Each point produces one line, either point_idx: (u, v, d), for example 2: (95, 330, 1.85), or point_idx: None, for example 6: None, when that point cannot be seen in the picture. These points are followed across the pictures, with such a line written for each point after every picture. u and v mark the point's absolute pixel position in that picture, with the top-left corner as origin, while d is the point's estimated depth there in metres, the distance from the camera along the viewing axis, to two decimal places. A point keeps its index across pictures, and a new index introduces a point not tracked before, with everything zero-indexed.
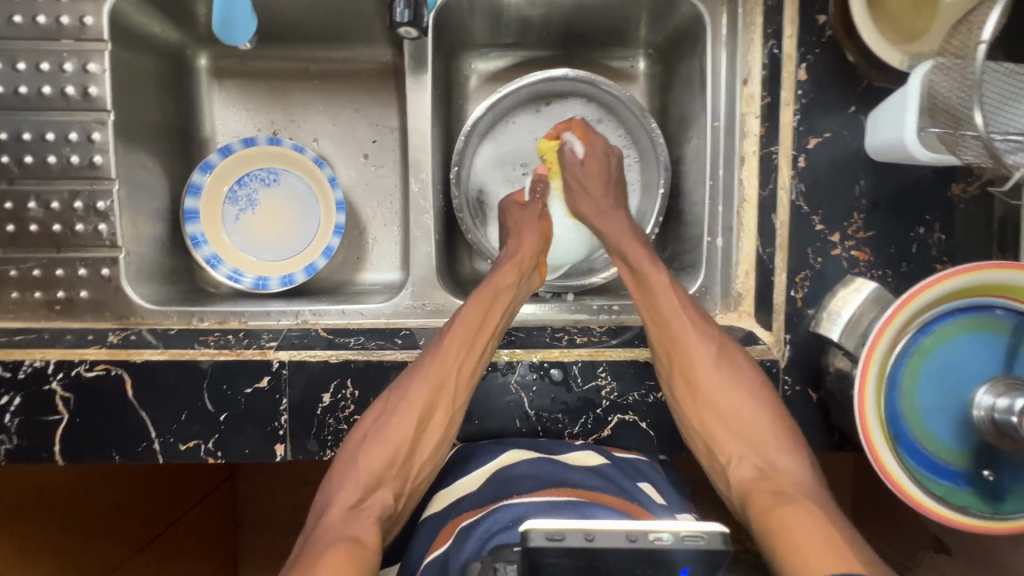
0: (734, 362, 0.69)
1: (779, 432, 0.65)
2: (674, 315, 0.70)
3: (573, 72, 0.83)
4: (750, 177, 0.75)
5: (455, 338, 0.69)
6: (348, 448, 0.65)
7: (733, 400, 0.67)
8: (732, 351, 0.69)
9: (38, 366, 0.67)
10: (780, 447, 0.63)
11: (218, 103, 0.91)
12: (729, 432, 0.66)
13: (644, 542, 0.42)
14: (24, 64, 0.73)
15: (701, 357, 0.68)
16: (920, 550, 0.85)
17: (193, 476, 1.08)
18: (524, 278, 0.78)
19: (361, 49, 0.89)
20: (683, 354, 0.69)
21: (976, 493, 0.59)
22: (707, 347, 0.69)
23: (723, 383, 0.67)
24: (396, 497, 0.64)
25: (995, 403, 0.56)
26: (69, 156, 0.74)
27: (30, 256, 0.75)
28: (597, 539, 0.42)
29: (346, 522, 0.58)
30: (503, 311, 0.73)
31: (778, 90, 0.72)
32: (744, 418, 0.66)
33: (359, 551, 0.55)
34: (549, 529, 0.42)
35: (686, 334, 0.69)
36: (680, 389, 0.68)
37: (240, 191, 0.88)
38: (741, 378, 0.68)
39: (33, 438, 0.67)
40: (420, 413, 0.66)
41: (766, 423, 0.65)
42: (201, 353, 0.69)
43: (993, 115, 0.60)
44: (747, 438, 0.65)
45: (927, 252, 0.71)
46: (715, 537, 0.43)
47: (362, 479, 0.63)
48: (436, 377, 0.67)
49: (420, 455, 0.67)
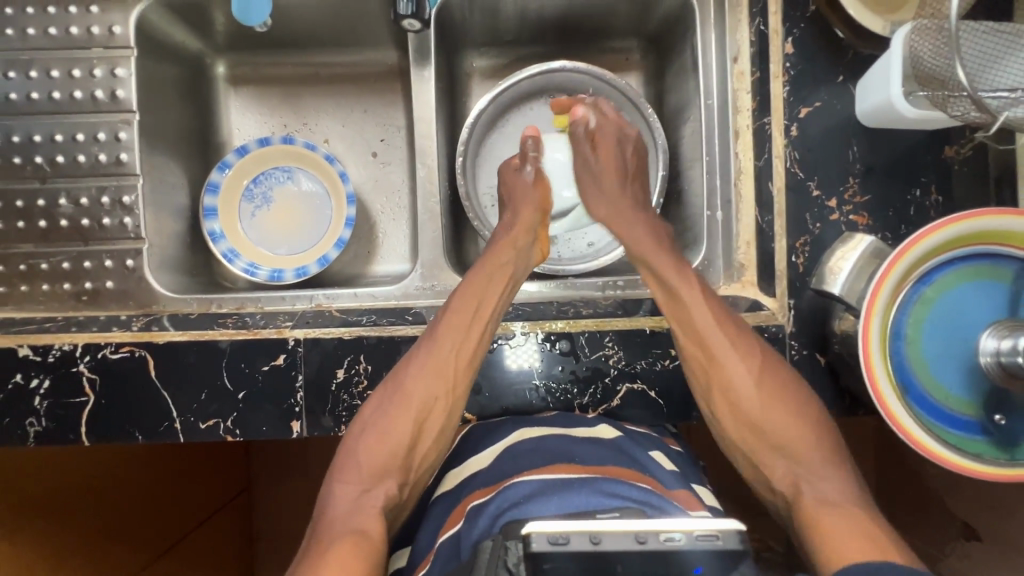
0: (777, 378, 0.68)
1: (821, 443, 0.65)
2: (710, 328, 0.69)
3: (571, 64, 0.86)
4: (745, 150, 0.78)
5: (450, 328, 0.70)
6: (348, 437, 0.67)
7: (782, 424, 0.66)
8: (773, 370, 0.68)
9: (66, 349, 0.71)
10: (826, 464, 0.64)
11: (234, 109, 0.96)
12: (772, 445, 0.67)
13: (655, 542, 0.41)
14: (57, 72, 0.79)
15: (741, 376, 0.68)
16: (949, 539, 0.83)
17: (217, 474, 1.08)
18: (519, 257, 0.78)
19: (369, 52, 0.94)
20: (721, 370, 0.68)
21: (990, 442, 0.59)
22: (747, 364, 0.68)
23: (767, 402, 0.67)
24: (401, 486, 0.66)
25: (999, 347, 0.57)
26: (97, 154, 0.80)
27: (60, 250, 0.80)
28: (604, 542, 0.41)
29: (353, 515, 0.61)
30: (500, 297, 0.74)
31: (766, 64, 0.75)
32: (790, 432, 0.66)
33: (365, 542, 0.57)
34: (551, 533, 0.41)
35: (727, 357, 0.68)
36: (724, 412, 0.68)
37: (255, 189, 0.92)
38: (785, 389, 0.67)
39: (61, 420, 0.70)
40: (419, 403, 0.67)
41: (812, 441, 0.65)
42: (221, 334, 0.72)
43: (985, 72, 0.60)
44: (788, 450, 0.66)
45: (925, 214, 0.72)
46: (730, 537, 0.41)
47: (365, 470, 0.64)
48: (435, 363, 0.68)
49: (422, 445, 0.68)
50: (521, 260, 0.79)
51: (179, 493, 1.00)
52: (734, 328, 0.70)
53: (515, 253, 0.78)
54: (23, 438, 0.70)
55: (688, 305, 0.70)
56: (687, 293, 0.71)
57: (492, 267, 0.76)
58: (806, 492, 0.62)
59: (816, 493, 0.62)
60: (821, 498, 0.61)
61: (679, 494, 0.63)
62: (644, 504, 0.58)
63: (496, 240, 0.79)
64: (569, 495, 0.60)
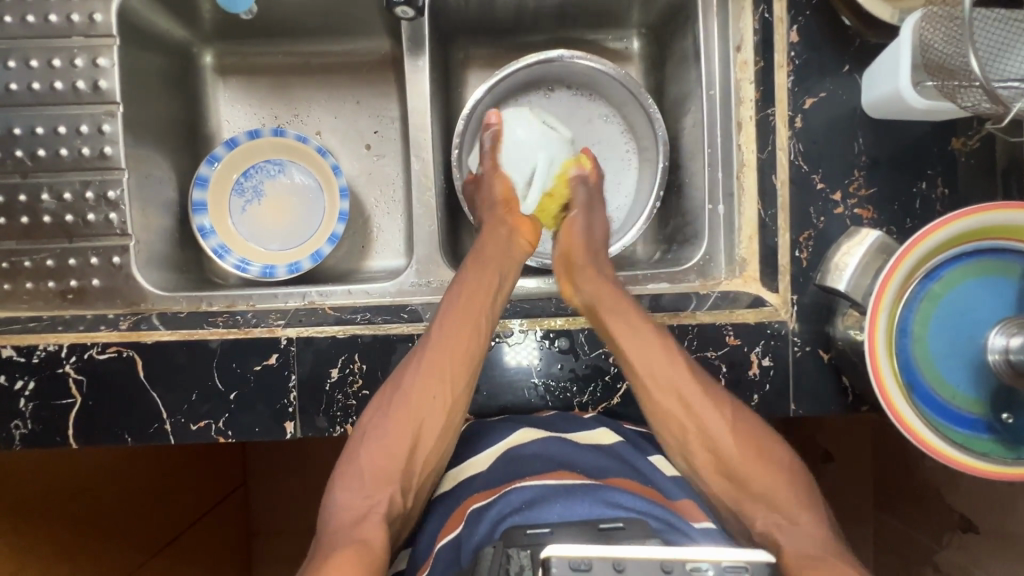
0: (751, 426, 0.62)
1: (798, 493, 0.59)
2: (686, 381, 0.63)
3: (568, 53, 0.84)
4: (748, 142, 0.75)
5: (443, 329, 0.67)
6: (350, 446, 0.64)
7: (757, 468, 0.60)
8: (741, 412, 0.63)
9: (51, 350, 0.69)
10: (803, 511, 0.57)
11: (223, 101, 0.93)
12: (752, 496, 0.59)
13: (682, 572, 0.39)
14: (36, 62, 0.76)
15: (720, 427, 0.61)
16: (947, 533, 0.83)
17: (210, 475, 1.07)
18: (508, 248, 0.74)
19: (361, 42, 0.92)
20: (698, 420, 0.62)
21: (997, 440, 0.58)
22: (720, 408, 0.62)
23: (745, 450, 0.61)
24: (405, 494, 0.62)
25: (1008, 344, 0.56)
26: (81, 148, 0.77)
27: (44, 247, 0.78)
28: (628, 570, 0.39)
29: (353, 526, 0.57)
30: (495, 288, 0.70)
31: (771, 53, 0.73)
32: (768, 482, 0.59)
33: (365, 552, 0.53)
34: (573, 558, 0.39)
35: (695, 399, 0.62)
36: (705, 465, 0.62)
37: (246, 183, 0.89)
38: (758, 438, 0.62)
39: (47, 422, 0.68)
40: (417, 404, 0.64)
41: (789, 486, 0.59)
42: (211, 333, 0.70)
43: (994, 62, 0.58)
44: (768, 498, 0.58)
45: (930, 207, 0.70)
46: (760, 568, 0.40)
47: (367, 478, 0.61)
48: (430, 363, 0.65)
49: (423, 449, 0.64)
50: (512, 258, 0.74)
51: (175, 492, 0.99)
52: (707, 379, 0.64)
53: (506, 246, 0.74)
54: (9, 441, 0.68)
55: (659, 351, 0.64)
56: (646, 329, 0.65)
57: (481, 267, 0.72)
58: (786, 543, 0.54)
59: (796, 547, 0.53)
60: (801, 551, 0.53)
61: (683, 505, 0.61)
62: (647, 515, 0.57)
63: (482, 239, 0.75)
64: (571, 502, 0.58)
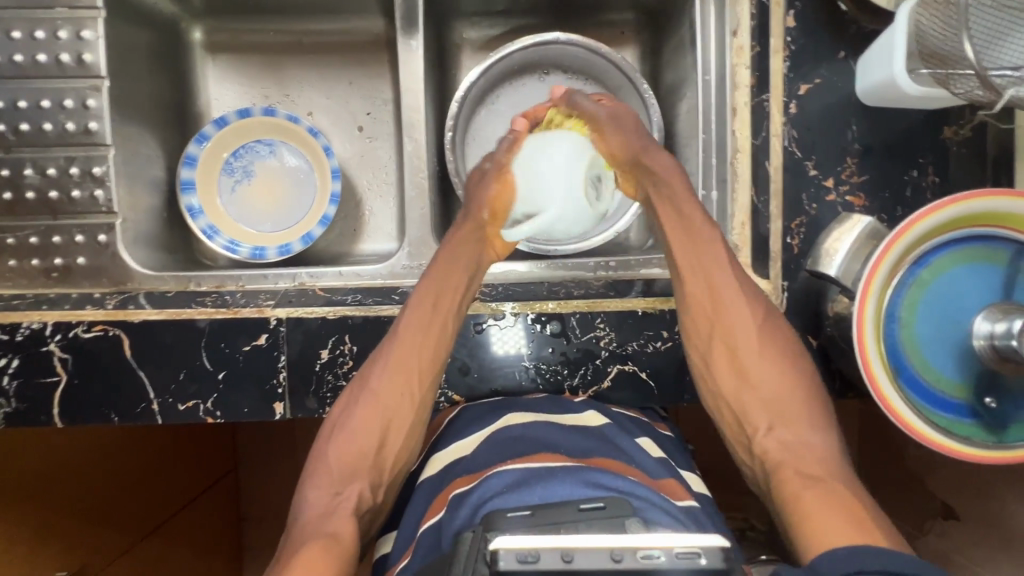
0: (774, 331, 0.66)
1: (808, 407, 0.63)
2: (721, 274, 0.67)
3: (564, 36, 0.83)
4: (742, 128, 0.74)
5: (407, 329, 0.67)
6: (320, 443, 0.65)
7: (774, 376, 0.65)
8: (773, 319, 0.67)
9: (35, 327, 0.68)
10: (812, 428, 0.62)
11: (213, 79, 0.92)
12: (763, 402, 0.65)
13: (631, 561, 0.38)
14: (19, 33, 0.74)
15: (745, 330, 0.66)
16: (928, 520, 0.84)
17: (193, 460, 1.05)
18: (475, 253, 0.72)
19: (354, 20, 0.90)
20: (725, 320, 0.66)
21: (979, 424, 0.59)
22: (750, 313, 0.66)
23: (764, 352, 0.65)
24: (374, 488, 0.64)
25: (993, 329, 0.57)
26: (65, 123, 0.75)
27: (28, 224, 0.76)
28: (577, 560, 0.38)
29: (324, 519, 0.59)
30: (462, 285, 0.70)
31: (767, 38, 0.72)
32: (784, 391, 0.64)
33: (336, 547, 0.55)
34: (520, 550, 0.38)
35: (730, 304, 0.66)
36: (722, 365, 0.66)
37: (236, 163, 0.88)
38: (780, 345, 0.66)
39: (32, 401, 0.68)
40: (385, 404, 0.65)
41: (799, 398, 0.64)
42: (199, 312, 0.69)
43: (988, 49, 0.58)
44: (777, 410, 0.64)
45: (920, 196, 0.71)
46: (713, 554, 0.39)
47: (336, 475, 0.63)
48: (398, 363, 0.66)
49: (393, 443, 0.66)
50: (478, 256, 0.73)
51: (158, 477, 0.97)
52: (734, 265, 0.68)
53: (471, 246, 0.72)
54: None
55: (694, 248, 0.68)
56: (688, 251, 0.67)
57: (448, 267, 0.71)
58: (786, 460, 0.60)
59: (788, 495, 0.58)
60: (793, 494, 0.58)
61: (665, 485, 0.62)
62: (629, 495, 0.56)
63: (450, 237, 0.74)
64: (552, 483, 0.57)
